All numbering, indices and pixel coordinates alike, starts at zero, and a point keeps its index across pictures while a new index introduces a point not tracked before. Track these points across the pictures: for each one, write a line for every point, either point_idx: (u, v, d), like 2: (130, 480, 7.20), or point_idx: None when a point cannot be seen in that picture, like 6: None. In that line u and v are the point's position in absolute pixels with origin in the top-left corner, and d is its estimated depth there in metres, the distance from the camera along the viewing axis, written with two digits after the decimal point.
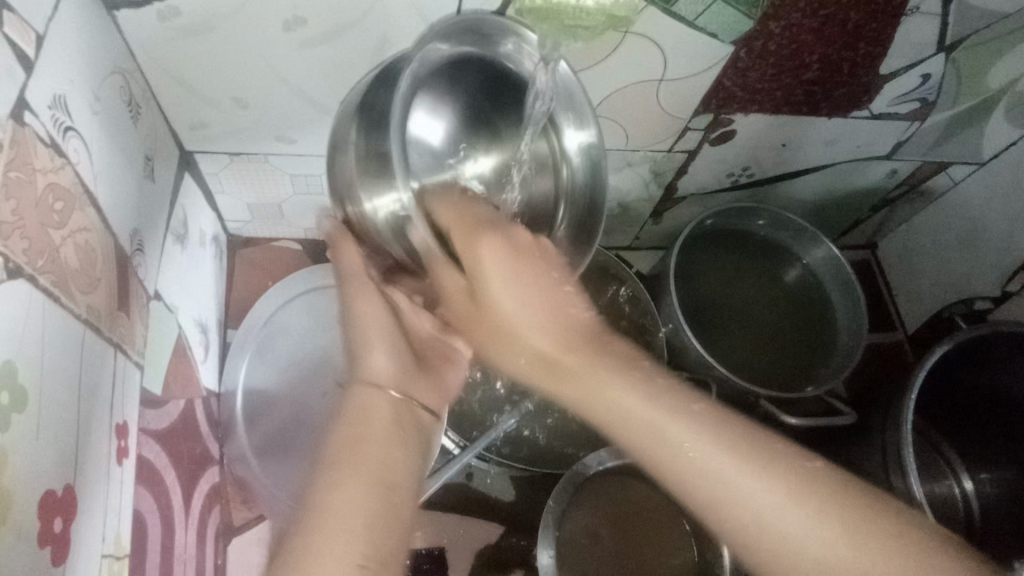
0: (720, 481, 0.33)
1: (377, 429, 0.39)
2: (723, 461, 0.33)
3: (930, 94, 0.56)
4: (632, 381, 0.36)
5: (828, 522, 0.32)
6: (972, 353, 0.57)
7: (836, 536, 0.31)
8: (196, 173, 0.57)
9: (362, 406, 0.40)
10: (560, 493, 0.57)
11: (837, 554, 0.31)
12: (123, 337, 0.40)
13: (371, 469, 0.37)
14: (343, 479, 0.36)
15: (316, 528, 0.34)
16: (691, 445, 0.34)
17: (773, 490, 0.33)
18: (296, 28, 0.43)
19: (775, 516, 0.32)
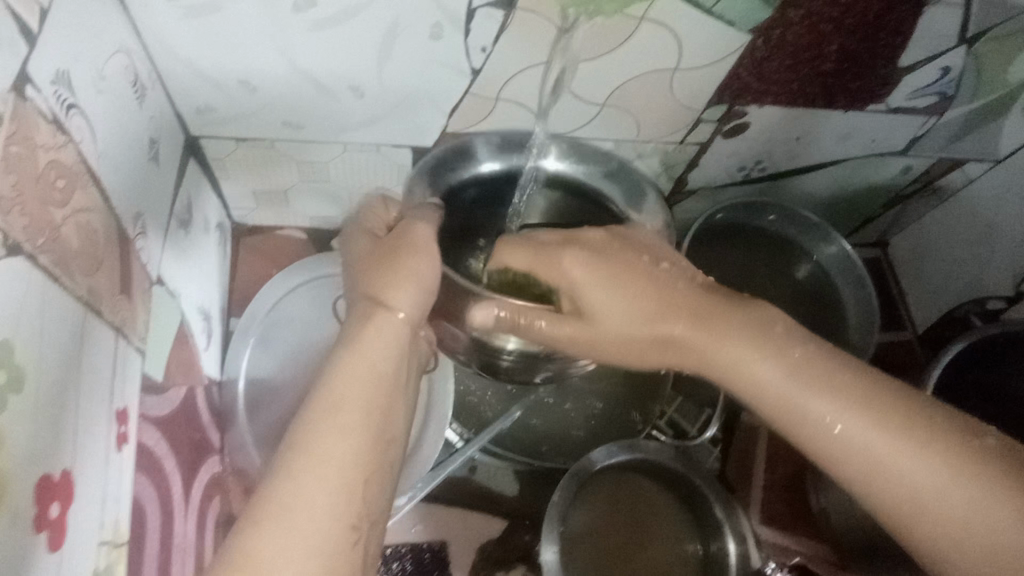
0: (903, 487, 0.35)
1: (377, 362, 0.37)
2: (899, 461, 0.36)
3: (949, 88, 0.55)
4: (783, 365, 0.39)
5: (992, 500, 0.34)
6: (986, 355, 0.57)
7: (999, 513, 0.33)
8: (201, 158, 0.56)
9: (367, 339, 0.38)
10: (567, 486, 0.55)
11: (999, 526, 0.33)
12: (124, 320, 0.39)
13: (360, 413, 0.34)
14: (332, 418, 0.34)
15: (298, 472, 0.32)
16: (855, 440, 0.37)
17: (915, 462, 0.35)
18: (306, 10, 0.43)
19: (956, 504, 0.34)
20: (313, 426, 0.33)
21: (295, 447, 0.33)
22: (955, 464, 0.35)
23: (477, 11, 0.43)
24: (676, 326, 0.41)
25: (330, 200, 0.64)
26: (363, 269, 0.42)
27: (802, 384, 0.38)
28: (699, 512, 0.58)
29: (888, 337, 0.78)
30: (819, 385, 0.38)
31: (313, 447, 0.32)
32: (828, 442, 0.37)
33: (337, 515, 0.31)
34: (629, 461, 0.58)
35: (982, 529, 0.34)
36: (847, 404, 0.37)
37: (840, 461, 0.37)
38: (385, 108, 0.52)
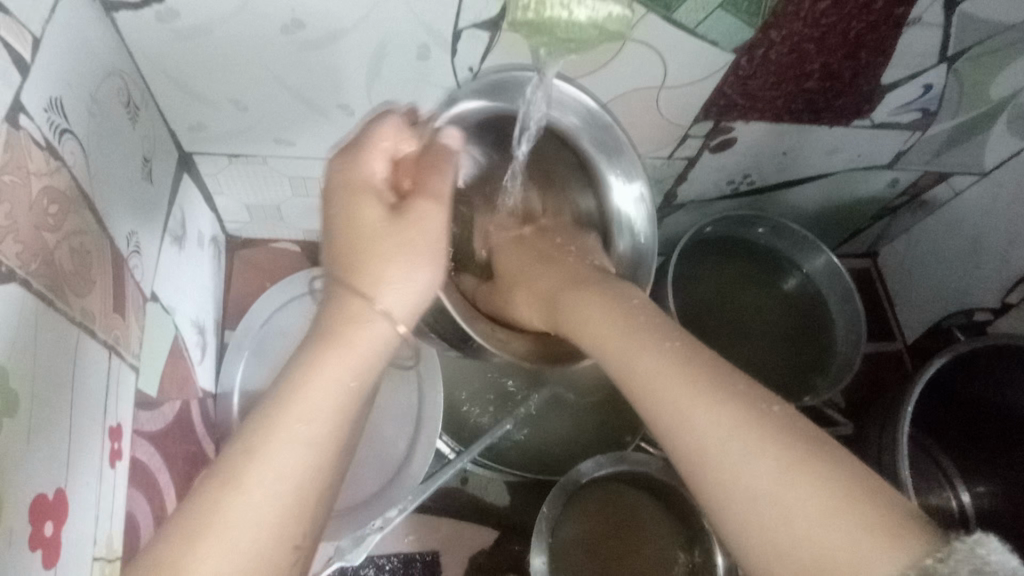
0: (701, 442, 0.33)
1: (363, 353, 0.35)
2: (705, 410, 0.33)
3: (932, 104, 0.56)
4: (622, 318, 0.40)
5: (767, 461, 0.31)
6: (968, 366, 0.57)
7: (772, 476, 0.30)
8: (195, 174, 0.57)
9: (343, 341, 0.35)
10: (554, 500, 0.56)
11: (766, 488, 0.30)
12: (117, 338, 0.40)
13: (327, 422, 0.33)
14: (300, 426, 0.32)
15: (244, 475, 0.31)
16: (674, 399, 0.34)
17: (714, 416, 0.33)
18: (295, 31, 0.43)
19: (729, 457, 0.32)
20: (273, 426, 0.32)
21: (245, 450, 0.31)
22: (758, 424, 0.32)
23: (463, 32, 0.44)
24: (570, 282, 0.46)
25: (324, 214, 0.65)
26: (353, 247, 0.38)
27: (631, 338, 0.38)
28: (688, 523, 0.59)
29: (877, 346, 0.79)
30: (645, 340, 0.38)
31: (265, 456, 0.31)
32: (652, 395, 0.35)
33: (276, 527, 0.31)
34: (619, 472, 0.59)
35: (753, 490, 0.31)
36: (677, 363, 0.35)
37: (649, 409, 0.36)
38: None
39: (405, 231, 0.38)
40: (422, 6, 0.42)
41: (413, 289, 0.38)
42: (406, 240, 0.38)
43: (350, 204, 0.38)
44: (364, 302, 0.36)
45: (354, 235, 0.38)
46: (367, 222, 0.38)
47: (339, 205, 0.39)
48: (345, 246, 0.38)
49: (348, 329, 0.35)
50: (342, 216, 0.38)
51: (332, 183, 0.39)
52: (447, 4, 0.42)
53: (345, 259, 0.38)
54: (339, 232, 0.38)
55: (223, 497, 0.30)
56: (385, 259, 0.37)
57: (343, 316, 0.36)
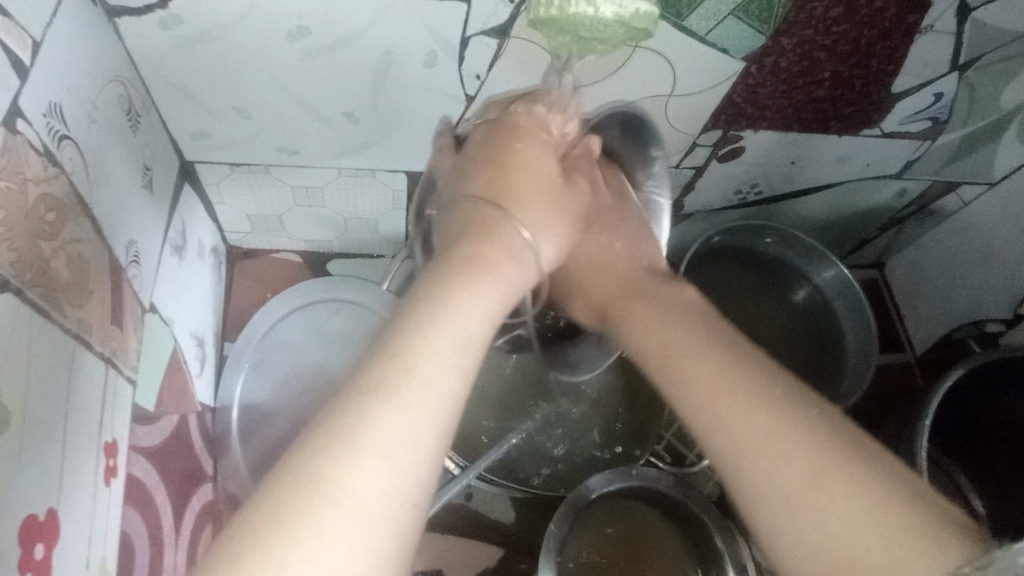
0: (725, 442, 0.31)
1: (512, 269, 0.34)
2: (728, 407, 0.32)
3: (942, 113, 0.55)
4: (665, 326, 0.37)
5: (801, 464, 0.29)
6: (983, 378, 0.56)
7: (807, 480, 0.28)
8: (196, 183, 0.56)
9: (501, 253, 0.34)
10: (563, 516, 0.54)
11: (803, 489, 0.28)
12: (115, 350, 0.38)
13: (472, 326, 0.30)
14: (437, 330, 0.28)
15: (407, 366, 0.27)
16: (694, 380, 0.33)
17: (740, 414, 0.31)
18: (301, 37, 0.43)
19: (763, 458, 0.30)
20: (425, 322, 0.28)
21: (394, 346, 0.27)
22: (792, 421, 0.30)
23: (471, 39, 0.43)
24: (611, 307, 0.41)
25: (326, 224, 0.64)
26: (515, 174, 0.39)
27: (664, 329, 0.37)
28: (699, 541, 0.57)
29: (886, 359, 0.78)
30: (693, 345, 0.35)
31: (417, 353, 0.27)
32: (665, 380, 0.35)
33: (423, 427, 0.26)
34: (629, 487, 0.57)
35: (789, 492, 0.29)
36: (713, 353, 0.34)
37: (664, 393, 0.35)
38: (381, 134, 0.52)
39: (561, 191, 0.41)
40: (430, 12, 0.41)
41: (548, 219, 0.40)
42: (538, 178, 0.40)
43: (513, 137, 0.40)
44: (507, 217, 0.37)
45: (507, 166, 0.39)
46: (530, 160, 0.40)
47: (491, 141, 0.40)
48: (477, 168, 0.39)
49: (490, 236, 0.35)
50: (492, 144, 0.40)
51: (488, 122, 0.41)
52: (456, 11, 0.41)
53: (499, 179, 0.38)
54: (488, 153, 0.39)
55: (392, 390, 0.26)
56: (529, 196, 0.39)
57: (487, 222, 0.36)
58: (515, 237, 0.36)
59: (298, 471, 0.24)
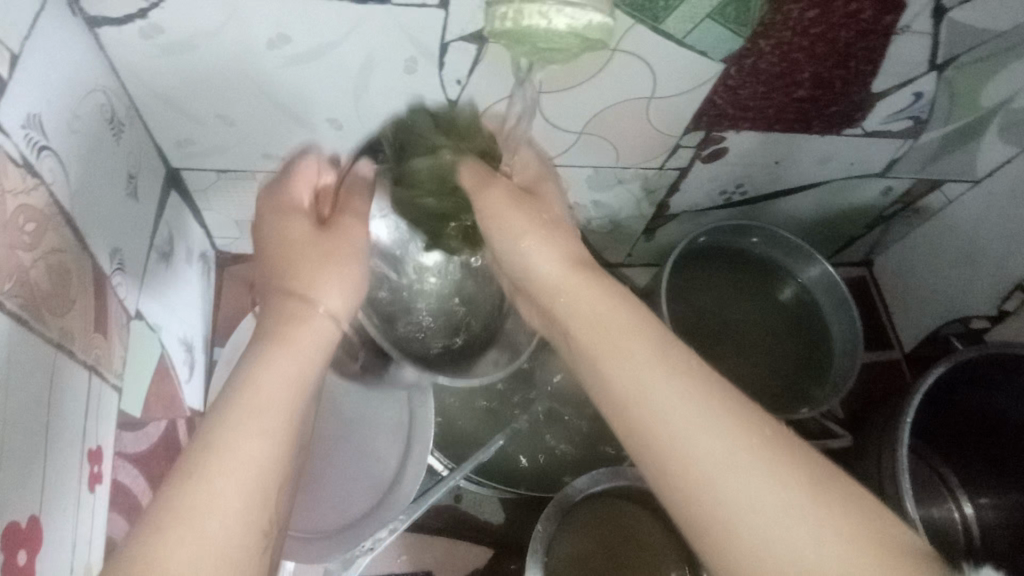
0: (703, 476, 0.31)
1: (302, 351, 0.36)
2: (708, 441, 0.31)
3: (922, 112, 0.56)
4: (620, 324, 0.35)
5: (768, 487, 0.30)
6: (967, 374, 0.56)
7: (773, 504, 0.30)
8: (183, 190, 0.57)
9: (292, 341, 0.36)
10: (550, 517, 0.55)
11: (763, 512, 0.30)
12: (99, 358, 0.39)
13: (278, 422, 0.33)
14: (253, 420, 0.32)
15: (209, 476, 0.30)
16: (660, 399, 0.32)
17: (707, 438, 0.31)
18: (281, 45, 0.43)
19: (726, 481, 0.30)
20: (234, 434, 0.32)
21: (217, 451, 0.31)
22: (770, 457, 0.31)
23: (450, 45, 0.44)
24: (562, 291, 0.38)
25: None
26: (280, 260, 0.39)
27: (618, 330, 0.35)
28: (687, 540, 0.58)
29: (875, 356, 0.78)
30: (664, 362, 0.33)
31: (231, 460, 0.31)
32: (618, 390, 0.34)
33: (240, 523, 0.30)
34: (617, 488, 0.58)
35: (752, 515, 0.30)
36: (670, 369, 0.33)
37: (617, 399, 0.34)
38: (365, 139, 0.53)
39: (322, 241, 0.40)
40: (408, 19, 0.42)
41: (340, 287, 0.39)
42: (329, 250, 0.39)
43: (279, 222, 0.40)
44: (307, 301, 0.38)
45: (278, 248, 0.40)
46: (295, 236, 0.40)
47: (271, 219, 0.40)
48: (280, 262, 0.39)
49: (295, 327, 0.37)
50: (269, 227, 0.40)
51: (262, 213, 0.41)
52: (434, 18, 0.41)
53: (280, 264, 0.39)
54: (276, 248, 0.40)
55: (201, 474, 0.30)
56: (307, 269, 0.39)
57: (291, 316, 0.37)
58: (315, 315, 0.38)
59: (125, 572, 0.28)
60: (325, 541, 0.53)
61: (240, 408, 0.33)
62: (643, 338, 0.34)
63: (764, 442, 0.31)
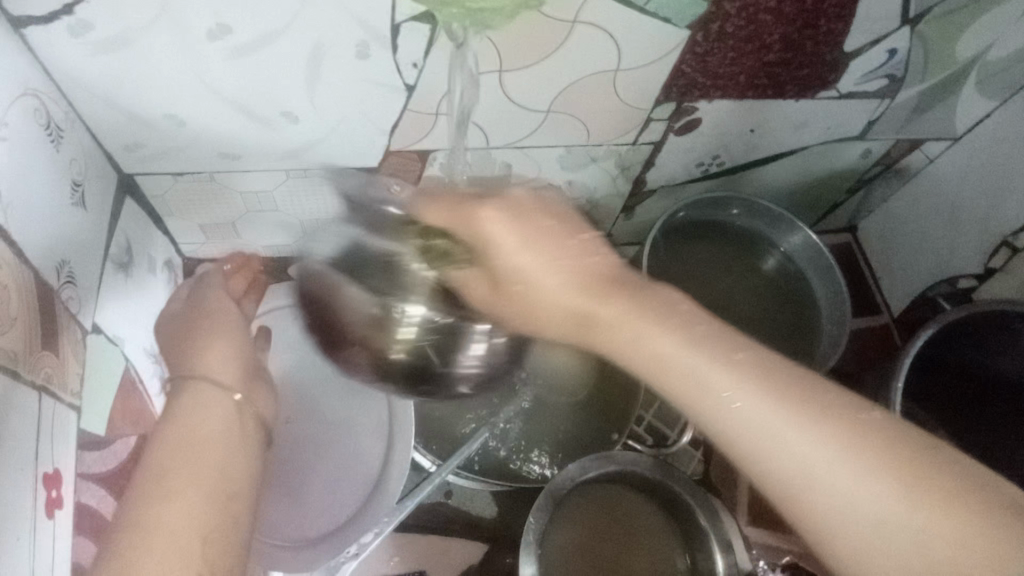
0: (793, 472, 0.32)
1: (210, 428, 0.40)
2: (804, 444, 0.32)
3: (897, 70, 0.54)
4: (679, 338, 0.35)
5: (884, 484, 0.31)
6: (957, 333, 0.55)
7: (891, 496, 0.30)
8: (139, 197, 0.54)
9: (186, 413, 0.40)
10: (542, 508, 0.53)
11: (888, 513, 0.30)
12: (50, 377, 0.37)
13: (197, 479, 0.36)
14: (179, 480, 0.36)
15: (142, 540, 0.33)
16: (728, 385, 0.34)
17: (796, 439, 0.32)
18: (223, 36, 0.41)
19: (830, 487, 0.31)
20: (158, 500, 0.34)
21: (144, 517, 0.33)
22: (870, 453, 0.31)
23: (401, 26, 0.42)
24: (600, 313, 0.37)
25: (283, 229, 0.62)
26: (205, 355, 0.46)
27: (611, 293, 0.37)
28: (685, 523, 0.56)
29: (862, 322, 0.78)
30: (808, 414, 0.33)
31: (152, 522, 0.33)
32: (684, 379, 0.35)
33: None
34: (606, 474, 0.56)
35: (874, 521, 0.31)
36: (737, 365, 0.34)
37: (683, 396, 0.35)
38: (324, 131, 0.51)
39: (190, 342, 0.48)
40: (355, 1, 0.40)
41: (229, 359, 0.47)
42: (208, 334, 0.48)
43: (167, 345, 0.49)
44: (201, 385, 0.43)
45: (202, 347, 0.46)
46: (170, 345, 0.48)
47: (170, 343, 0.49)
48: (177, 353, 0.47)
49: (190, 404, 0.41)
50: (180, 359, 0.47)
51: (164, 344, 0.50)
52: None
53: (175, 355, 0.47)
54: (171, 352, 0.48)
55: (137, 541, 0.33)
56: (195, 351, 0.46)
57: (191, 397, 0.42)
58: (219, 398, 0.43)
59: None
60: (309, 550, 0.52)
61: (147, 481, 0.36)
62: (670, 323, 0.36)
63: (862, 433, 0.32)
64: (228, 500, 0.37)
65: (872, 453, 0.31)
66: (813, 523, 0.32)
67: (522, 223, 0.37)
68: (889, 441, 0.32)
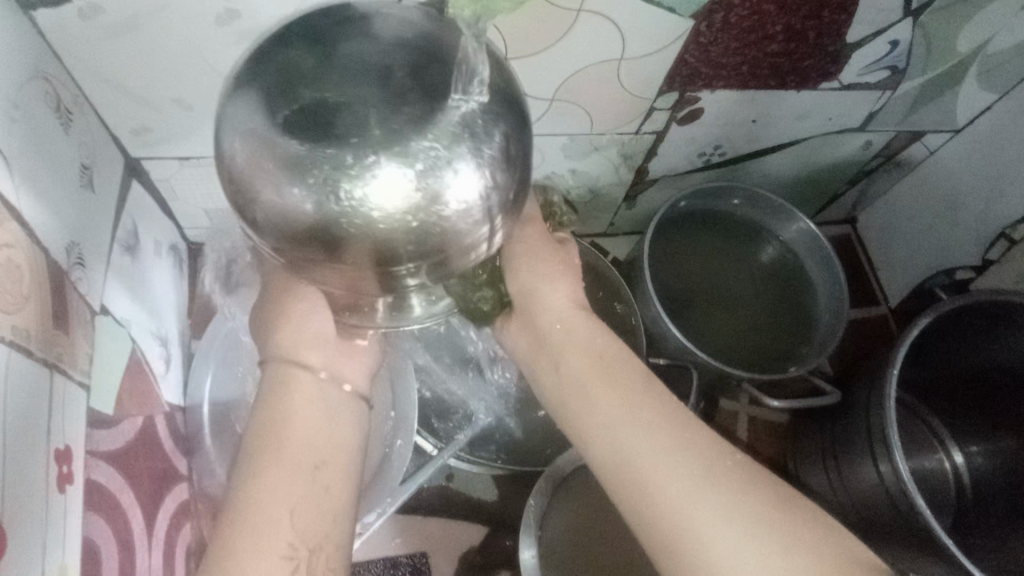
0: (644, 477, 0.35)
1: (298, 409, 0.41)
2: (656, 459, 0.35)
3: (899, 62, 0.55)
4: (588, 355, 0.41)
5: (717, 512, 0.33)
6: (953, 322, 0.55)
7: (731, 531, 0.32)
8: (146, 181, 0.55)
9: (285, 394, 0.41)
10: (543, 488, 0.56)
11: (717, 538, 0.32)
12: (62, 356, 0.38)
13: (290, 457, 0.38)
14: (277, 459, 0.38)
15: (244, 522, 0.36)
16: (607, 399, 0.38)
17: (650, 455, 0.35)
18: (232, 21, 0.41)
19: (675, 505, 0.34)
20: (256, 484, 0.37)
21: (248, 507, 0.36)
22: (717, 483, 0.34)
23: None
24: (535, 325, 0.44)
25: None
26: (298, 332, 0.43)
27: (549, 302, 0.44)
28: None
29: (861, 312, 0.78)
30: (674, 436, 0.36)
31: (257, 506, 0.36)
32: (575, 392, 0.40)
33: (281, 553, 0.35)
34: None
35: (708, 544, 0.32)
36: (627, 388, 0.38)
37: (566, 398, 0.40)
38: None
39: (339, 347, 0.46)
40: None
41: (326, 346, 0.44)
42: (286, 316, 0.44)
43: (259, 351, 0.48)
44: (295, 365, 0.42)
45: (287, 324, 0.43)
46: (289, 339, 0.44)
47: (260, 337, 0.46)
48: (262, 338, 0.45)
49: (286, 384, 0.42)
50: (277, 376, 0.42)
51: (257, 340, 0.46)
52: None
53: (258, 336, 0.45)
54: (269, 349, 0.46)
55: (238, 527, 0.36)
56: (304, 344, 0.43)
57: (285, 378, 0.42)
58: (306, 377, 0.42)
59: None
60: None
61: (267, 448, 0.39)
62: (580, 331, 0.43)
63: (716, 465, 0.35)
64: (317, 469, 0.39)
65: (745, 502, 0.33)
66: (658, 535, 0.34)
67: (542, 258, 0.44)
68: (740, 483, 0.34)
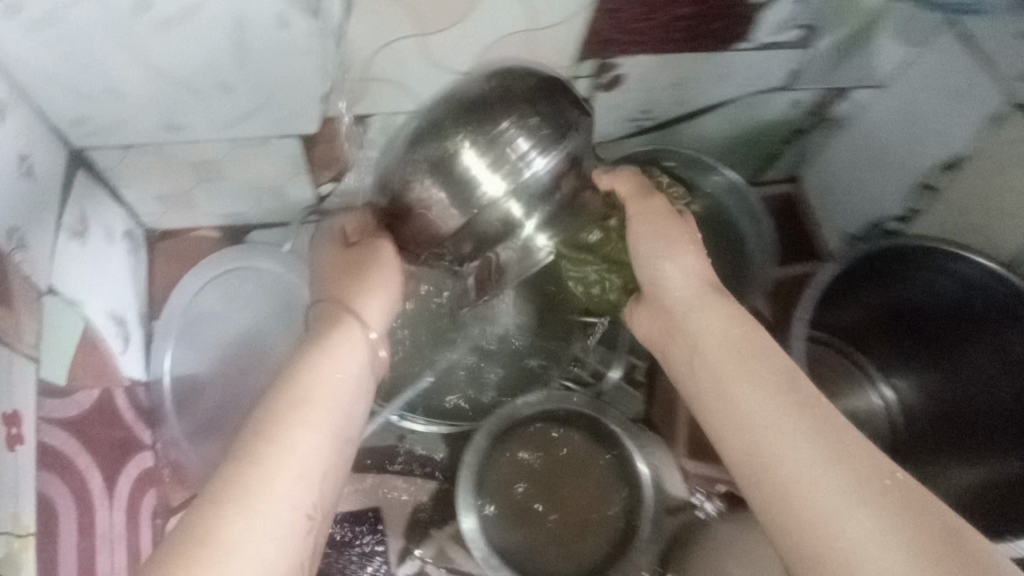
0: (781, 464, 0.37)
1: (326, 367, 0.43)
2: (794, 452, 0.37)
3: (810, 20, 0.57)
4: (726, 345, 0.43)
5: (861, 516, 0.33)
6: (862, 270, 0.58)
7: (873, 533, 0.33)
8: (93, 170, 0.58)
9: (318, 358, 0.43)
10: (479, 442, 0.59)
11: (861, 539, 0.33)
12: (4, 332, 0.41)
13: (320, 432, 0.40)
14: (302, 426, 0.40)
15: (258, 484, 0.37)
16: (750, 390, 0.40)
17: (796, 450, 0.37)
18: (148, 11, 0.44)
19: (805, 494, 0.35)
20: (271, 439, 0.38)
21: (252, 449, 0.38)
22: (858, 486, 0.34)
23: None
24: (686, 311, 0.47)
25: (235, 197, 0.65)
26: (359, 286, 0.49)
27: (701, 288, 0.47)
28: (618, 455, 0.61)
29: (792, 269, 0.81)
30: (825, 436, 0.36)
31: (275, 456, 0.38)
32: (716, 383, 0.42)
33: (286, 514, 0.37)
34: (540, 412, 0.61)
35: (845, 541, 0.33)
36: (771, 384, 0.40)
37: (705, 386, 0.43)
38: (258, 98, 0.53)
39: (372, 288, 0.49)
40: None
41: (381, 300, 0.50)
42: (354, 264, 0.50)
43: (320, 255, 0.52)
44: (349, 313, 0.48)
45: (356, 271, 0.49)
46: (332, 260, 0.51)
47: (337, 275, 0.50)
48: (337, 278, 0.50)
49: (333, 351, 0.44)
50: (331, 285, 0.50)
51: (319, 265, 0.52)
52: None
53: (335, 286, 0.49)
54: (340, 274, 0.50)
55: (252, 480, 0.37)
56: (370, 290, 0.49)
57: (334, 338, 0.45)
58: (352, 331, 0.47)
59: (174, 552, 0.33)
60: None
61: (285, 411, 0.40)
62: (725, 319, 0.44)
63: (866, 473, 0.35)
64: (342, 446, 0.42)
65: (894, 517, 0.33)
66: (786, 519, 0.35)
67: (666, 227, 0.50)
68: (890, 493, 0.34)
